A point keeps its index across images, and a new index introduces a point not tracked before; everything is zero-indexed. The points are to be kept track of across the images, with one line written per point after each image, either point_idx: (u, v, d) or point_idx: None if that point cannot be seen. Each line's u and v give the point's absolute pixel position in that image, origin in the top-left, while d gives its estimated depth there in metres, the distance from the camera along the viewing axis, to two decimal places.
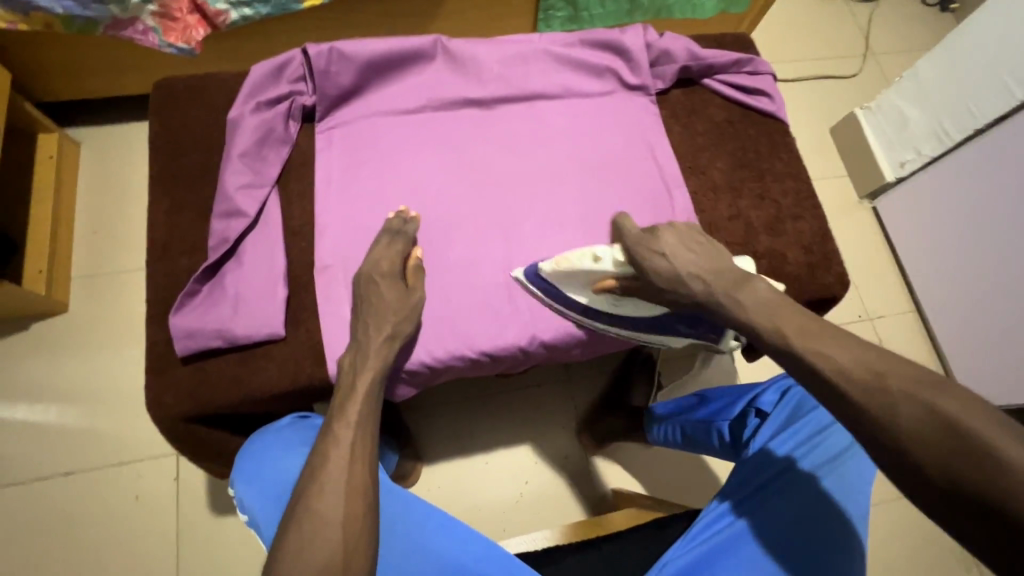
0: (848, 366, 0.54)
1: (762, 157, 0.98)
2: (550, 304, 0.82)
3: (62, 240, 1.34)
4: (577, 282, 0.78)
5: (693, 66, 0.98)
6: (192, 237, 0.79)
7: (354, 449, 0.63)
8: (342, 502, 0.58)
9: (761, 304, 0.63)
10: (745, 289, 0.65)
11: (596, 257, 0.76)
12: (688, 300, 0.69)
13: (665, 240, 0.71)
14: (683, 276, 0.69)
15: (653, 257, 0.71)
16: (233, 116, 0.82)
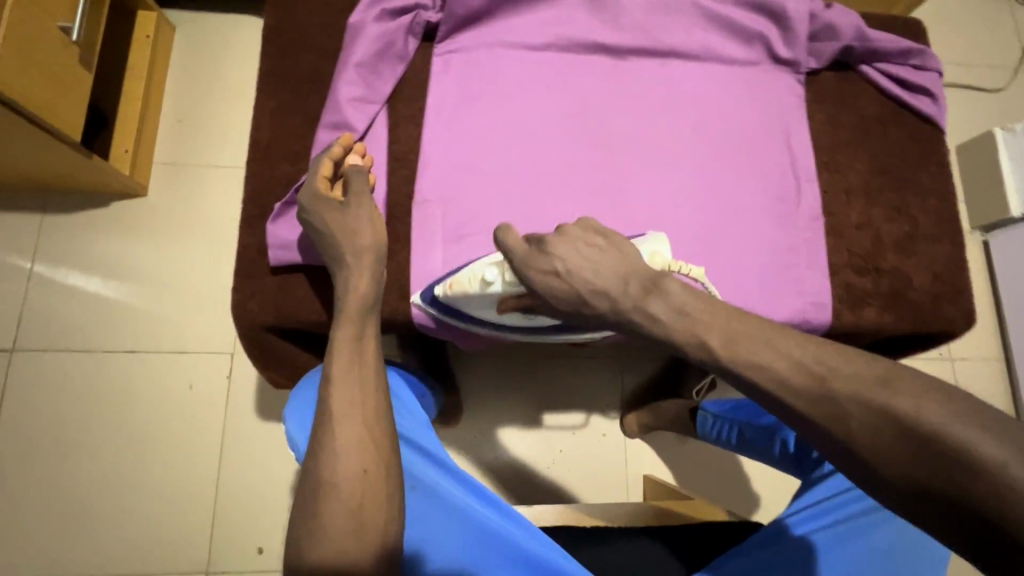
0: (790, 373, 0.42)
1: (908, 166, 0.87)
2: (454, 321, 0.74)
3: (149, 124, 1.33)
4: (476, 303, 0.68)
5: (856, 48, 0.86)
6: (295, 144, 0.75)
7: (358, 403, 0.58)
8: (354, 459, 0.56)
9: (678, 316, 0.46)
10: (656, 297, 0.48)
11: (486, 280, 0.64)
12: (593, 318, 0.51)
13: (558, 252, 0.52)
14: (582, 294, 0.51)
15: (546, 276, 0.53)
16: (353, 22, 0.76)
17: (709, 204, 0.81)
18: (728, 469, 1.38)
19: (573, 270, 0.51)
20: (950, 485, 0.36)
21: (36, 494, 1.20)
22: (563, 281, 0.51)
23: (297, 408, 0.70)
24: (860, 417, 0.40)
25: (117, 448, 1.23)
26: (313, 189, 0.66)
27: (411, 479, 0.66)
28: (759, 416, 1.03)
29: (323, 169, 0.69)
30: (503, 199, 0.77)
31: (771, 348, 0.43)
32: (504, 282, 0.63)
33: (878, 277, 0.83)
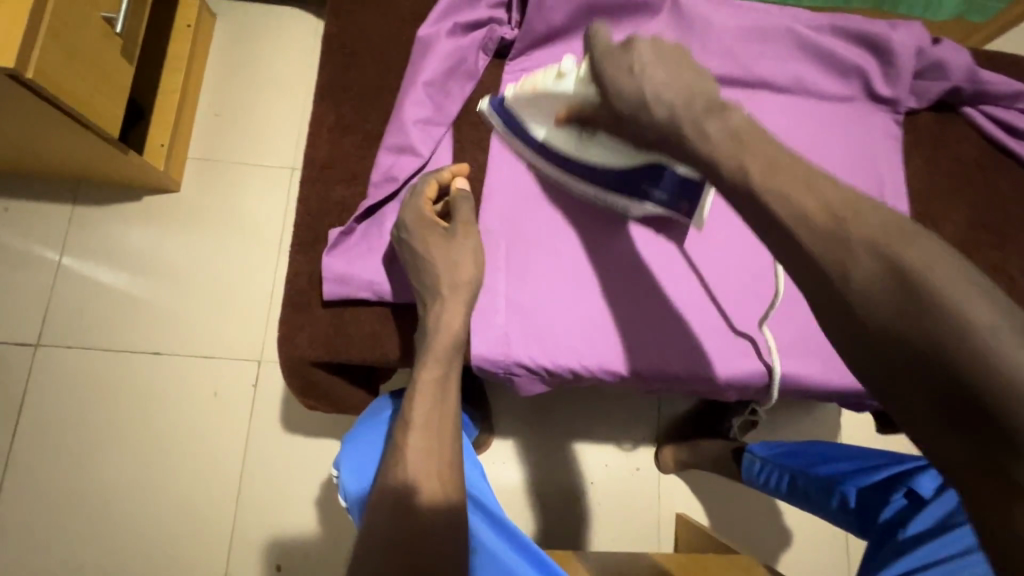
0: (813, 211, 0.37)
1: (1012, 220, 0.80)
2: (510, 139, 0.70)
3: (186, 116, 1.28)
4: (541, 110, 0.63)
5: (964, 88, 0.79)
6: (354, 166, 0.70)
7: (433, 450, 0.55)
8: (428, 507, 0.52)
9: (731, 136, 0.42)
10: (717, 115, 0.44)
11: (559, 74, 0.59)
12: (651, 132, 0.48)
13: (639, 51, 0.49)
14: (644, 94, 0.48)
15: (618, 73, 0.50)
16: (423, 35, 0.70)
17: None
18: (766, 511, 1.31)
19: (648, 69, 0.48)
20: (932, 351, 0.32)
21: (55, 493, 1.17)
22: (635, 78, 0.48)
23: (351, 460, 0.65)
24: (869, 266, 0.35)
25: (138, 451, 1.20)
26: (421, 211, 0.63)
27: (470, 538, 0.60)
28: (817, 465, 0.91)
29: (428, 190, 0.66)
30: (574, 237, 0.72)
31: (807, 186, 0.39)
32: (576, 77, 0.57)
33: None
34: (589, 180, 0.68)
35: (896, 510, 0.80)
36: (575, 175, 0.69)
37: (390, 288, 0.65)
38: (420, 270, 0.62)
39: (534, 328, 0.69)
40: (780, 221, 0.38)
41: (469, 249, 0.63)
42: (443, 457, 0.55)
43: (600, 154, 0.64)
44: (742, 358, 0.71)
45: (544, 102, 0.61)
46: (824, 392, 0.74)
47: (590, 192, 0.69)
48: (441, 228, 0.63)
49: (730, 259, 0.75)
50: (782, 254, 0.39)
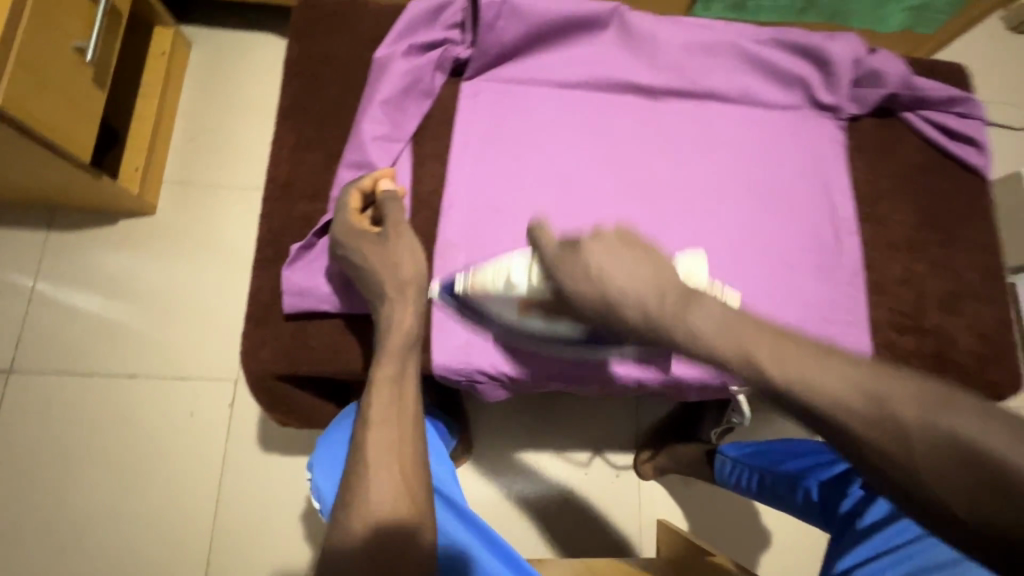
0: (845, 399, 0.37)
1: (954, 218, 0.84)
2: (461, 318, 0.69)
3: (161, 140, 1.30)
4: (495, 302, 0.62)
5: (901, 95, 0.82)
6: (315, 183, 0.71)
7: (396, 450, 0.54)
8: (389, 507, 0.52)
9: (721, 328, 0.41)
10: (695, 309, 0.42)
11: (510, 280, 0.57)
12: (621, 325, 0.46)
13: (590, 252, 0.46)
14: (610, 302, 0.45)
15: (574, 276, 0.47)
16: (379, 56, 0.73)
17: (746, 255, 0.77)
18: (746, 514, 1.33)
19: (610, 272, 0.45)
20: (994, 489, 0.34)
21: (28, 523, 1.15)
22: (596, 284, 0.45)
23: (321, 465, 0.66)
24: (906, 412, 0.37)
25: (112, 477, 1.18)
26: (348, 223, 0.64)
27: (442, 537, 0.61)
28: (782, 462, 0.93)
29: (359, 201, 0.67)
30: None
31: (822, 371, 0.38)
32: (528, 282, 0.56)
33: (922, 336, 0.78)
34: (545, 336, 0.66)
35: (855, 501, 0.81)
36: (532, 329, 0.65)
37: (348, 298, 0.66)
38: (366, 281, 0.62)
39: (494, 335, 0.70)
40: (812, 410, 0.38)
41: (408, 248, 0.63)
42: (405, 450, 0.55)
43: (536, 326, 0.63)
44: None
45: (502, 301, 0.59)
46: None
47: (547, 343, 0.67)
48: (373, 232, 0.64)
49: None
50: (815, 425, 0.39)
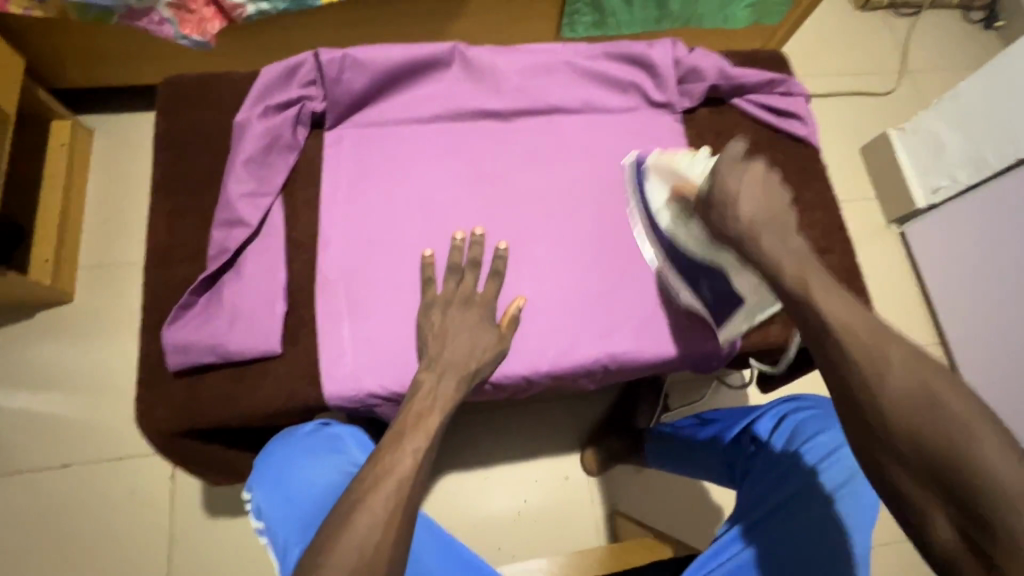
0: (854, 324, 0.53)
1: (791, 185, 0.93)
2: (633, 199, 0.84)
3: (71, 229, 1.32)
4: (666, 175, 0.77)
5: (722, 85, 0.92)
6: (192, 246, 0.76)
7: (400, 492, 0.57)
8: (375, 536, 0.54)
9: (784, 250, 0.60)
10: (783, 237, 0.61)
11: None
12: (727, 228, 0.64)
13: (751, 176, 0.64)
14: (737, 203, 0.63)
15: (732, 175, 0.64)
16: (238, 120, 0.79)
17: (608, 246, 0.86)
18: (696, 495, 1.37)
19: (749, 193, 0.63)
20: (954, 464, 0.46)
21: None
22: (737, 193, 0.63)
23: (266, 488, 0.66)
24: (898, 381, 0.50)
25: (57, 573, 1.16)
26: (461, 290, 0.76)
27: None
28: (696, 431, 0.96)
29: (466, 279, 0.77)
30: (407, 271, 0.79)
31: (849, 307, 0.55)
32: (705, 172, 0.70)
33: None
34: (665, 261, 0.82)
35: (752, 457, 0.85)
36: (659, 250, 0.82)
37: (233, 348, 0.70)
38: (446, 336, 0.72)
39: (381, 360, 0.75)
40: (830, 328, 0.54)
41: (474, 321, 0.74)
42: (407, 489, 0.58)
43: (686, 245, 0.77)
44: (578, 346, 0.80)
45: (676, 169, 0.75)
46: (658, 362, 0.83)
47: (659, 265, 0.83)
48: (454, 285, 0.76)
49: (556, 263, 0.84)
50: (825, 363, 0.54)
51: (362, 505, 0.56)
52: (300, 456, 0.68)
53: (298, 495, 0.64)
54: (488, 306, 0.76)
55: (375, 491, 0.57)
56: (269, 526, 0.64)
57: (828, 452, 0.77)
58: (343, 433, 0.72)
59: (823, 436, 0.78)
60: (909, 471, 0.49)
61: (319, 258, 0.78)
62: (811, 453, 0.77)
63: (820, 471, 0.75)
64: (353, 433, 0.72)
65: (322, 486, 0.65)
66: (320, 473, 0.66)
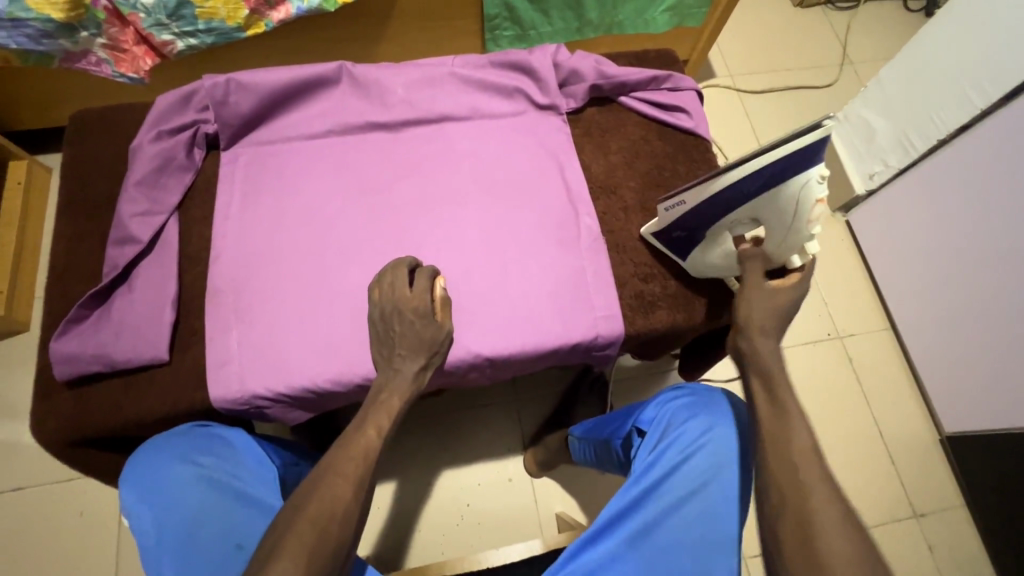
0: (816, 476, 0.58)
1: (679, 175, 0.96)
2: (756, 157, 0.67)
3: (27, 261, 1.39)
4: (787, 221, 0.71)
5: (603, 84, 0.96)
6: (90, 264, 0.81)
7: (358, 471, 0.62)
8: (338, 505, 0.59)
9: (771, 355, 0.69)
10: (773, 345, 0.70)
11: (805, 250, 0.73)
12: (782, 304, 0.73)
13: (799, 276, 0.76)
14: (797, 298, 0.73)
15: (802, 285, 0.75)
16: (133, 145, 0.84)
17: (494, 243, 0.88)
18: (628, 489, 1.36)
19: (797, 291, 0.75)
20: None
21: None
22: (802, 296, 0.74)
23: (131, 484, 0.67)
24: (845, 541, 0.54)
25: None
26: (413, 306, 0.74)
27: (238, 537, 0.63)
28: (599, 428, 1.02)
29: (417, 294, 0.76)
30: (294, 277, 0.83)
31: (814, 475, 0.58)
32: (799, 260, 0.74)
33: (664, 280, 0.88)
34: (677, 222, 0.80)
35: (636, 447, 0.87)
36: (689, 213, 0.77)
37: (119, 358, 0.74)
38: (393, 340, 0.74)
39: (263, 363, 0.78)
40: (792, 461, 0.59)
41: (417, 328, 0.74)
42: (368, 464, 0.64)
43: (711, 266, 0.84)
44: (460, 340, 0.82)
45: (811, 218, 0.69)
46: (546, 351, 0.84)
47: (671, 207, 0.79)
48: (405, 291, 0.76)
49: (443, 262, 0.86)
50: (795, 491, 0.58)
51: (332, 472, 0.61)
52: (176, 449, 0.70)
53: (164, 488, 0.66)
54: (422, 300, 0.75)
55: (342, 462, 0.63)
56: (129, 520, 0.65)
57: (707, 443, 0.77)
58: (230, 439, 0.74)
59: (694, 423, 0.79)
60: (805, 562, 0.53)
61: (209, 269, 0.81)
62: (681, 439, 0.78)
63: (693, 453, 0.76)
64: (241, 437, 0.75)
65: (189, 486, 0.67)
66: (192, 473, 0.68)
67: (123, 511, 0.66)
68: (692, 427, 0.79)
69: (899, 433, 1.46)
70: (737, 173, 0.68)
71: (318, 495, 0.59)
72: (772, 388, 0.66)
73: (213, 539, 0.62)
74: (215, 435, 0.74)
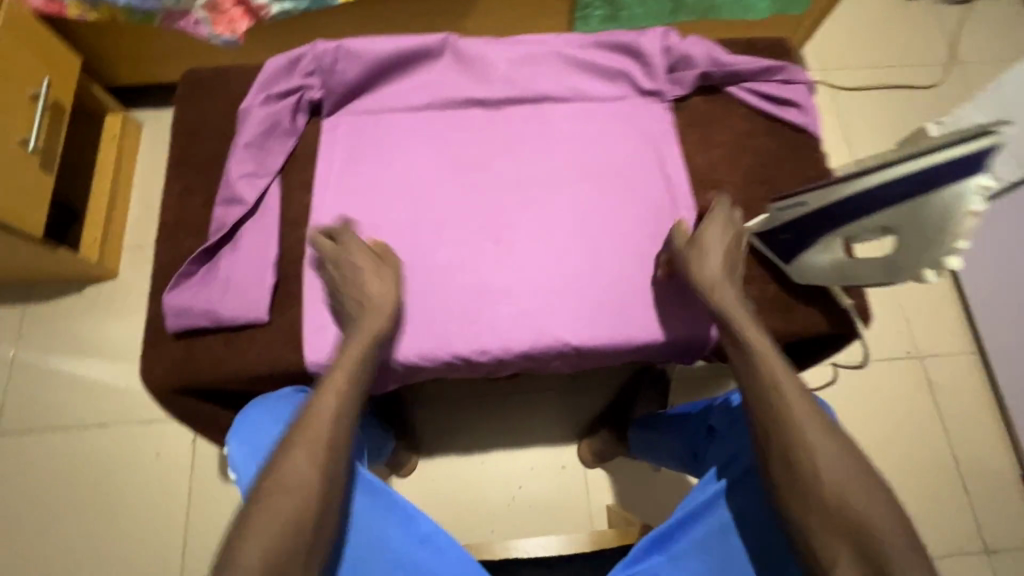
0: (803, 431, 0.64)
1: (786, 174, 0.91)
2: (913, 161, 0.64)
3: (118, 212, 1.45)
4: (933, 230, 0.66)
5: (714, 72, 0.92)
6: (198, 221, 0.83)
7: (315, 443, 0.61)
8: (300, 476, 0.59)
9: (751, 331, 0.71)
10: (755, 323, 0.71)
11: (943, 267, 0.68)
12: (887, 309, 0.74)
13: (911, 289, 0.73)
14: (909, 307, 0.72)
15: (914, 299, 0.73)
16: (243, 108, 0.86)
17: (588, 230, 0.86)
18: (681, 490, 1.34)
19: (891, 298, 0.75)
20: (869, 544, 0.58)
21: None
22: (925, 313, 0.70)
23: (238, 441, 0.70)
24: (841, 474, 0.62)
25: (84, 524, 1.25)
26: (362, 268, 0.74)
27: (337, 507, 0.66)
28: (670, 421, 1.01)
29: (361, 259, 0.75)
30: (389, 249, 0.83)
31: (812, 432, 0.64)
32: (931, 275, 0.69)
33: (764, 284, 0.85)
34: (789, 223, 0.77)
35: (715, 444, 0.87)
36: (807, 215, 0.75)
37: (224, 315, 0.77)
38: (361, 288, 0.73)
39: None
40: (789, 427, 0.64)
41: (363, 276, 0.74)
42: (329, 432, 0.63)
43: (819, 274, 0.80)
44: (549, 327, 0.81)
45: (961, 231, 0.64)
46: (636, 347, 0.82)
47: (787, 208, 0.76)
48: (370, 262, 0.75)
49: (535, 246, 0.85)
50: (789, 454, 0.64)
51: (290, 449, 0.61)
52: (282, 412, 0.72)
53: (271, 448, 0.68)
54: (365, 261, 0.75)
55: (300, 437, 0.62)
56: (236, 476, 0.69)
57: None
58: None
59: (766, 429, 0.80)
60: (818, 508, 0.62)
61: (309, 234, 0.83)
62: None
63: None
64: None
65: None
66: None
67: (229, 465, 0.69)
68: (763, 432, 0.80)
69: (976, 464, 1.38)
70: (878, 177, 0.66)
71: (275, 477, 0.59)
72: (758, 376, 0.68)
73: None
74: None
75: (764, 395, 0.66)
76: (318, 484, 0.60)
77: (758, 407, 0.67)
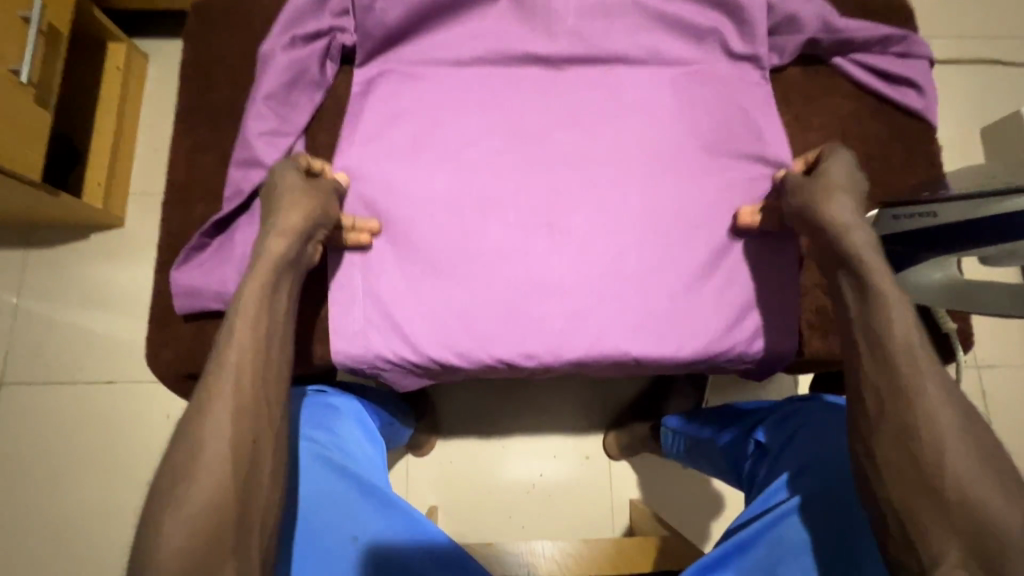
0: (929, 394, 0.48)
1: (891, 169, 0.78)
2: None
3: (123, 154, 1.33)
4: None
5: (823, 39, 0.77)
6: (211, 183, 0.73)
7: (238, 379, 0.50)
8: (228, 425, 0.48)
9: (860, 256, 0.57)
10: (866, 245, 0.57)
11: None
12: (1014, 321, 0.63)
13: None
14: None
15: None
16: (263, 50, 0.73)
17: (660, 220, 0.74)
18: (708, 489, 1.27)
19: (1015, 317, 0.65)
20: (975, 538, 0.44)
21: (9, 531, 1.18)
22: None
23: None
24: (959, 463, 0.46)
25: (89, 483, 1.21)
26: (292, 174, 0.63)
27: (353, 528, 0.60)
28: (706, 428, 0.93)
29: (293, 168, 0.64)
30: (427, 229, 0.72)
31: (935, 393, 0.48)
32: None
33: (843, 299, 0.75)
34: (903, 237, 0.65)
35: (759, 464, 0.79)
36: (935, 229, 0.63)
37: None
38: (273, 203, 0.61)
39: (390, 323, 0.70)
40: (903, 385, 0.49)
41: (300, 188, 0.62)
42: (251, 361, 0.51)
43: (928, 294, 0.68)
44: (606, 335, 0.71)
45: None
46: (703, 360, 0.72)
47: (911, 216, 0.64)
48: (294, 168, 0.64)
49: (596, 236, 0.73)
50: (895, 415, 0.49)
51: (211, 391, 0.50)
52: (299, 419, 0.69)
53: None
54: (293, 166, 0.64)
55: (217, 379, 0.50)
56: None
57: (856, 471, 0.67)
58: (344, 414, 0.72)
59: (828, 445, 0.71)
60: (934, 506, 0.46)
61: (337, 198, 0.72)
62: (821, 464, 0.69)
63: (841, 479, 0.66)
64: (353, 409, 0.74)
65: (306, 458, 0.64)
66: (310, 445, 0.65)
67: None
68: (822, 449, 0.71)
69: None
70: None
71: (197, 425, 0.48)
72: (869, 330, 0.52)
73: (325, 528, 0.59)
74: (328, 405, 0.72)
75: (889, 365, 0.50)
76: (235, 456, 0.48)
77: (873, 377, 0.51)
